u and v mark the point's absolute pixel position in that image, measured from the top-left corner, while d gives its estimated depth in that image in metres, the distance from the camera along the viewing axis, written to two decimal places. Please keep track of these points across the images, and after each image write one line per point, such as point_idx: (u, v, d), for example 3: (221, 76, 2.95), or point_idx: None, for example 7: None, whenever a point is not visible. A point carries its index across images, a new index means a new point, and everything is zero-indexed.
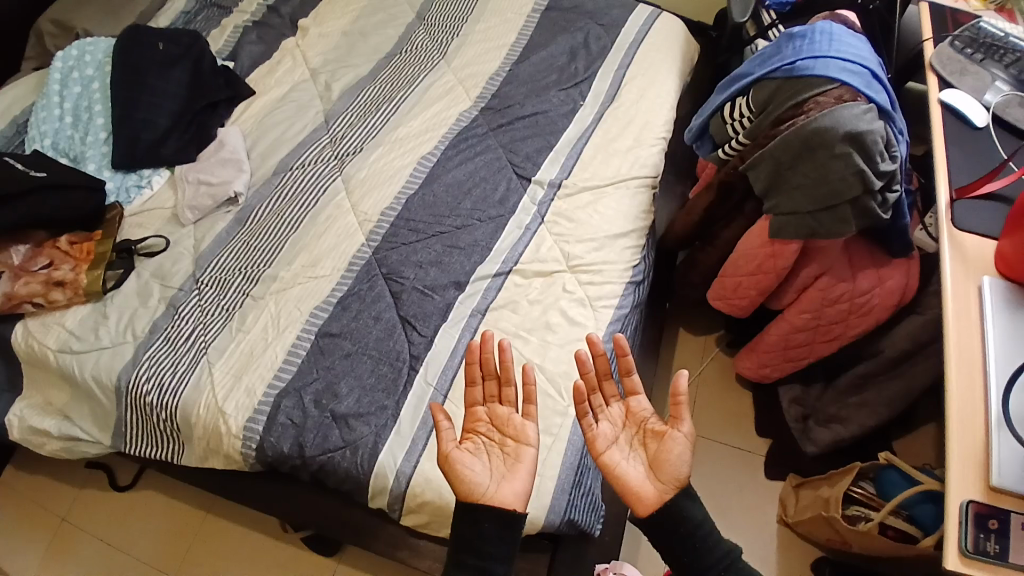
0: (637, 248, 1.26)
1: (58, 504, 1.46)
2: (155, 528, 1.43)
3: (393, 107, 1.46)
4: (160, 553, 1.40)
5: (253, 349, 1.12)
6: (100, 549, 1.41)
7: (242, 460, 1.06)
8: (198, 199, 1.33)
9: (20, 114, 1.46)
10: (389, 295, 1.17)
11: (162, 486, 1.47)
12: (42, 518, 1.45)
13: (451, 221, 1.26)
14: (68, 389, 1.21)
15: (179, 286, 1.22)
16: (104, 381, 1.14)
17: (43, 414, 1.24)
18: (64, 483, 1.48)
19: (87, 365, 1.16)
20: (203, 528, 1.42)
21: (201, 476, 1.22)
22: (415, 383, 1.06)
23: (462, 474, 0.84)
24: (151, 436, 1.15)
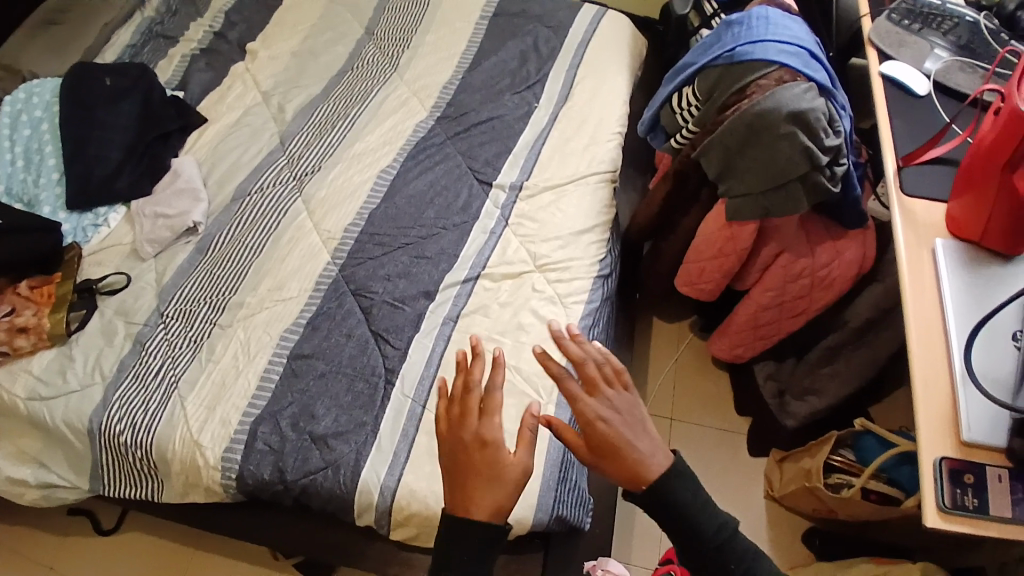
0: (602, 242, 1.28)
1: (39, 557, 1.42)
2: (144, 570, 1.39)
3: (348, 123, 1.46)
4: None
5: (225, 378, 1.10)
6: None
7: (223, 492, 1.04)
8: (157, 231, 1.30)
9: None
10: (360, 310, 1.16)
11: (148, 527, 1.44)
12: (22, 572, 1.40)
13: (416, 232, 1.26)
14: (42, 436, 1.17)
15: (144, 321, 1.20)
16: (74, 425, 1.11)
17: (17, 463, 1.19)
18: (44, 533, 1.44)
19: (56, 410, 1.13)
20: (193, 565, 1.39)
21: (184, 512, 1.20)
22: (393, 397, 1.06)
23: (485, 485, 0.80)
24: (128, 476, 1.13)
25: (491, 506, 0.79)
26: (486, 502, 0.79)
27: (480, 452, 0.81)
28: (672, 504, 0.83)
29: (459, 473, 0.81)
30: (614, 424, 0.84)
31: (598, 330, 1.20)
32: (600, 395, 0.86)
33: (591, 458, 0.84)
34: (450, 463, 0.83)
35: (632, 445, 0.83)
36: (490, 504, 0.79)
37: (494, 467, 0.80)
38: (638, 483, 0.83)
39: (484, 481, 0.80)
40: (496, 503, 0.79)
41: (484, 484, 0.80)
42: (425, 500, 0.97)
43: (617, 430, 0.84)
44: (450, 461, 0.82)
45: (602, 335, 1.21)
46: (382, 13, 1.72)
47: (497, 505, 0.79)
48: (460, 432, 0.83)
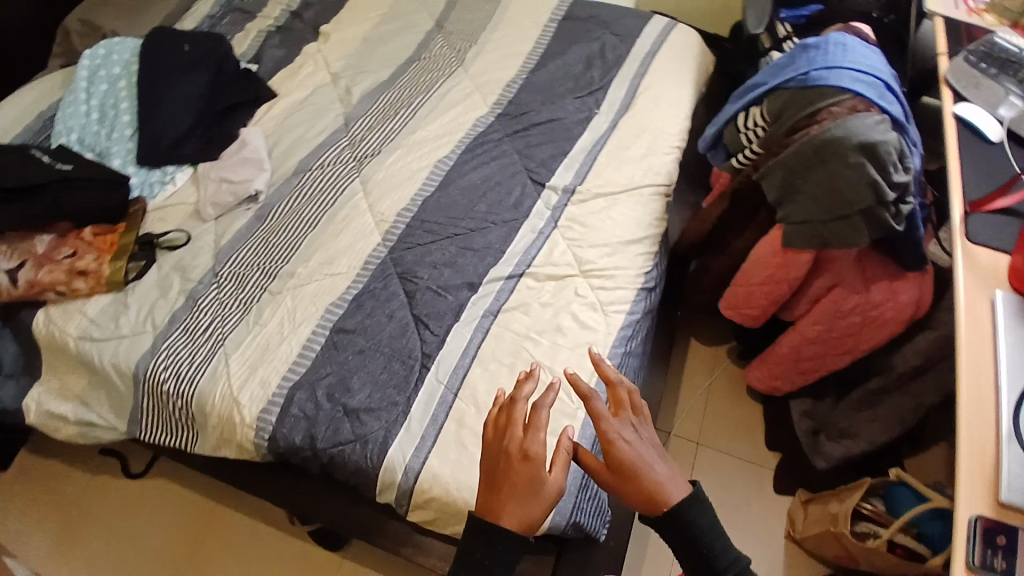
0: (649, 255, 1.27)
1: (70, 491, 1.49)
2: (165, 516, 1.45)
3: (411, 111, 1.49)
4: (169, 544, 1.42)
5: (270, 342, 1.14)
6: (111, 534, 1.44)
7: (255, 450, 1.08)
8: (220, 195, 1.36)
9: (47, 109, 1.49)
10: (403, 293, 1.19)
11: (173, 476, 1.50)
12: (54, 504, 1.48)
13: (466, 223, 1.28)
14: (88, 376, 1.24)
15: (199, 279, 1.25)
16: (122, 368, 1.17)
17: (61, 399, 1.27)
18: (78, 469, 1.52)
19: (107, 352, 1.19)
20: (211, 519, 1.45)
21: (213, 465, 1.25)
22: (427, 380, 1.07)
23: (518, 498, 0.81)
24: (167, 424, 1.18)
25: (520, 518, 0.80)
26: (515, 512, 0.80)
27: (520, 464, 0.82)
28: (693, 526, 0.82)
29: (496, 481, 0.82)
30: (633, 447, 0.86)
31: (637, 342, 1.19)
32: (619, 420, 0.88)
33: (610, 479, 0.85)
34: (489, 468, 0.85)
35: (648, 469, 0.84)
36: (518, 515, 0.80)
37: (533, 481, 0.81)
38: (655, 508, 0.83)
39: (518, 492, 0.81)
40: (523, 515, 0.80)
41: (516, 495, 0.81)
42: (445, 488, 0.98)
43: (635, 454, 0.85)
44: (490, 468, 0.84)
45: (640, 348, 1.20)
46: (454, 7, 1.75)
47: (524, 518, 0.80)
48: (504, 442, 0.85)
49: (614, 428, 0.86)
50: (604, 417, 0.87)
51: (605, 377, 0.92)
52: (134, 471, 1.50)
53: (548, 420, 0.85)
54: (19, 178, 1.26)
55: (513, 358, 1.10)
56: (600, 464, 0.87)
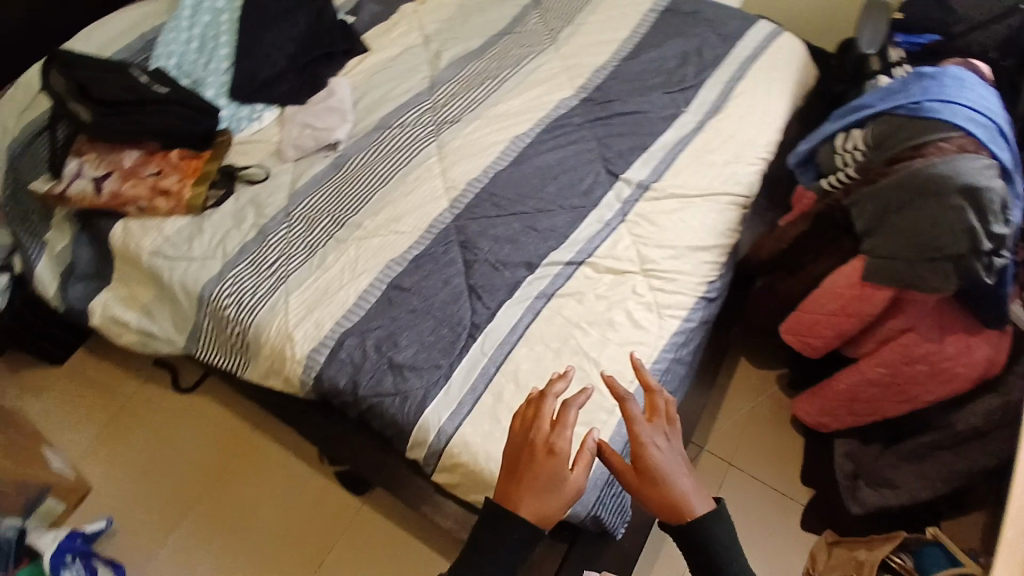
0: (715, 265, 1.23)
1: (124, 392, 1.60)
2: (205, 431, 1.54)
3: (497, 83, 1.49)
4: (205, 456, 1.51)
5: (329, 286, 1.18)
6: (155, 436, 1.54)
7: (300, 385, 1.13)
8: (302, 139, 1.41)
9: (149, 31, 1.55)
10: (462, 261, 1.20)
11: (217, 395, 1.59)
12: (107, 401, 1.59)
13: (533, 203, 1.28)
14: (156, 290, 1.31)
15: (271, 216, 1.30)
16: (190, 287, 1.24)
17: (126, 306, 1.36)
18: (135, 372, 1.63)
19: (177, 271, 1.26)
20: (247, 442, 1.52)
21: (256, 392, 1.31)
22: (471, 349, 1.09)
23: (538, 491, 0.81)
24: (223, 347, 1.24)
25: (536, 510, 0.80)
26: (533, 504, 0.80)
27: (543, 457, 0.82)
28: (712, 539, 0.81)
29: (517, 470, 0.82)
30: (663, 455, 0.84)
31: (688, 350, 1.16)
32: (652, 427, 0.86)
33: (636, 484, 0.84)
34: (511, 457, 0.85)
35: (674, 477, 0.83)
36: (536, 507, 0.80)
37: (554, 476, 0.81)
38: (677, 517, 0.82)
39: (538, 485, 0.81)
40: (540, 508, 0.80)
41: (535, 487, 0.81)
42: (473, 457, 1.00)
43: (665, 462, 0.84)
44: (512, 457, 0.84)
45: (690, 357, 1.18)
46: None
47: (540, 510, 0.80)
48: (529, 433, 0.85)
49: (648, 433, 0.85)
50: (637, 421, 0.86)
51: (643, 383, 0.91)
52: (182, 383, 1.60)
53: (576, 418, 0.85)
54: (111, 94, 1.36)
55: (559, 343, 1.09)
56: (626, 467, 0.86)
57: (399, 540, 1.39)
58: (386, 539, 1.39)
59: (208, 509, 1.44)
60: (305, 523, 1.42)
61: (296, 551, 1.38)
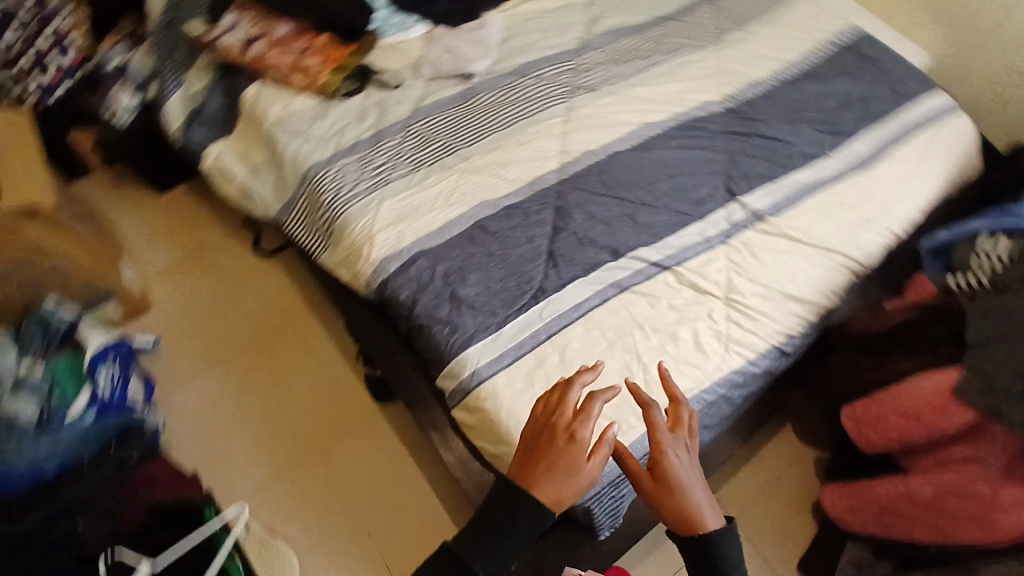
0: (801, 319, 1.17)
1: (209, 237, 1.73)
2: (263, 297, 1.64)
3: (644, 66, 1.44)
4: (259, 316, 1.61)
5: (421, 205, 1.21)
6: (219, 287, 1.65)
7: (365, 285, 1.17)
8: (441, 62, 1.43)
9: None
10: (551, 226, 1.19)
11: (286, 267, 1.69)
12: (193, 240, 1.73)
13: (640, 194, 1.24)
14: (268, 155, 1.39)
15: (391, 123, 1.34)
16: (299, 162, 1.31)
17: (237, 161, 1.45)
18: (220, 228, 1.75)
19: (292, 144, 1.33)
20: (295, 321, 1.61)
21: (323, 277, 1.38)
22: (529, 310, 1.09)
23: (555, 475, 0.81)
24: (309, 226, 1.31)
25: (551, 493, 0.80)
26: (548, 487, 0.80)
27: (563, 443, 0.82)
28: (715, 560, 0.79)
29: (535, 452, 0.82)
30: (682, 466, 0.83)
31: (741, 394, 1.11)
32: (674, 436, 0.85)
33: (652, 490, 0.82)
34: (530, 439, 0.85)
35: (687, 486, 0.82)
36: (551, 491, 0.80)
37: (571, 464, 0.81)
38: (690, 528, 0.80)
39: (556, 470, 0.80)
40: (554, 496, 0.80)
41: (551, 471, 0.81)
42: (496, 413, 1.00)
43: (682, 472, 0.82)
44: (531, 439, 0.84)
45: (740, 401, 1.13)
46: None
47: (558, 495, 0.80)
48: (551, 418, 0.85)
49: (669, 442, 0.83)
50: (660, 429, 0.84)
51: (668, 394, 0.89)
52: (257, 249, 1.70)
53: (599, 412, 0.84)
54: None
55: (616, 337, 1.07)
56: (643, 472, 0.84)
57: (403, 464, 1.42)
58: (388, 450, 1.43)
59: (244, 367, 1.53)
60: (325, 414, 1.47)
61: (309, 434, 1.44)
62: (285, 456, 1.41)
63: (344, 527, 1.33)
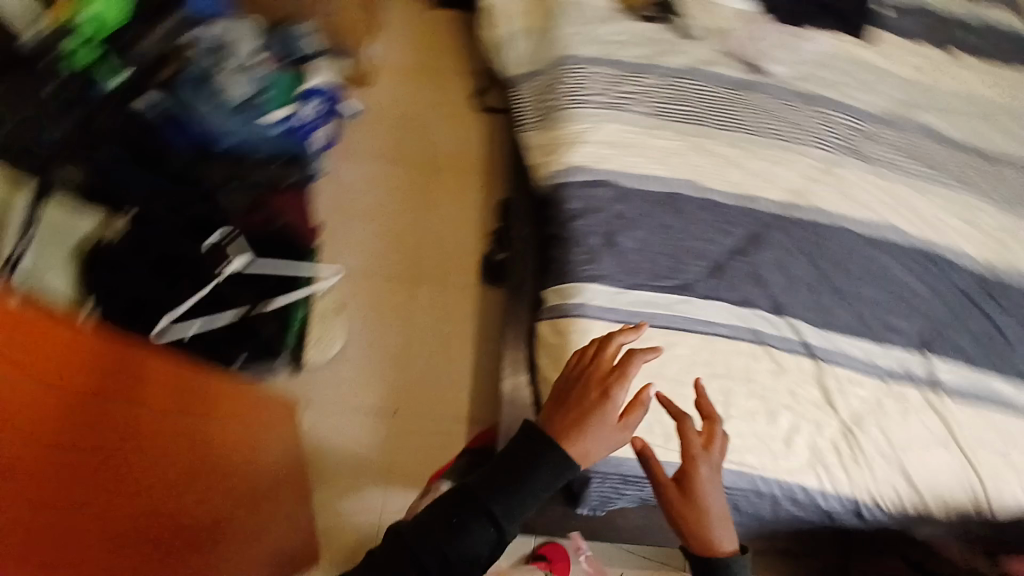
0: (912, 507, 0.94)
1: (441, 50, 1.66)
2: (450, 141, 1.51)
3: (939, 171, 1.20)
4: (437, 141, 1.52)
5: (641, 143, 1.06)
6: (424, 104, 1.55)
7: (540, 176, 1.07)
8: (741, 44, 1.27)
9: None
10: (738, 242, 1.04)
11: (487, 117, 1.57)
12: (428, 45, 1.67)
13: (842, 279, 1.05)
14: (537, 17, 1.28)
15: (668, 61, 1.17)
16: (562, 34, 1.18)
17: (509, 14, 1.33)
18: (456, 55, 1.65)
19: (570, 21, 1.19)
20: (463, 180, 1.44)
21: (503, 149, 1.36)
22: (661, 291, 0.97)
23: (589, 429, 0.75)
24: (525, 94, 1.20)
25: (580, 448, 0.74)
26: (579, 440, 0.74)
27: (597, 395, 0.76)
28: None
29: (566, 403, 0.77)
30: (711, 484, 0.80)
31: (789, 512, 0.96)
32: (709, 453, 0.81)
33: (676, 501, 0.80)
34: (562, 388, 0.79)
35: (708, 501, 0.79)
36: (580, 444, 0.74)
37: (603, 419, 0.75)
38: (706, 548, 0.78)
39: (587, 423, 0.75)
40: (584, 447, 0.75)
41: (583, 425, 0.75)
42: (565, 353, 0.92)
43: (710, 490, 0.79)
44: (563, 389, 0.79)
45: (780, 516, 0.96)
46: None
47: (587, 449, 0.75)
48: (586, 368, 0.79)
49: (702, 457, 0.80)
50: (693, 442, 0.80)
51: (703, 408, 0.83)
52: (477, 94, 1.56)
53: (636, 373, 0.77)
54: None
55: (723, 372, 0.94)
56: (668, 481, 0.81)
57: (461, 389, 1.25)
58: (457, 335, 1.30)
59: (397, 188, 1.44)
60: (432, 284, 1.34)
61: (407, 292, 1.33)
62: (376, 298, 1.33)
63: (378, 396, 1.23)
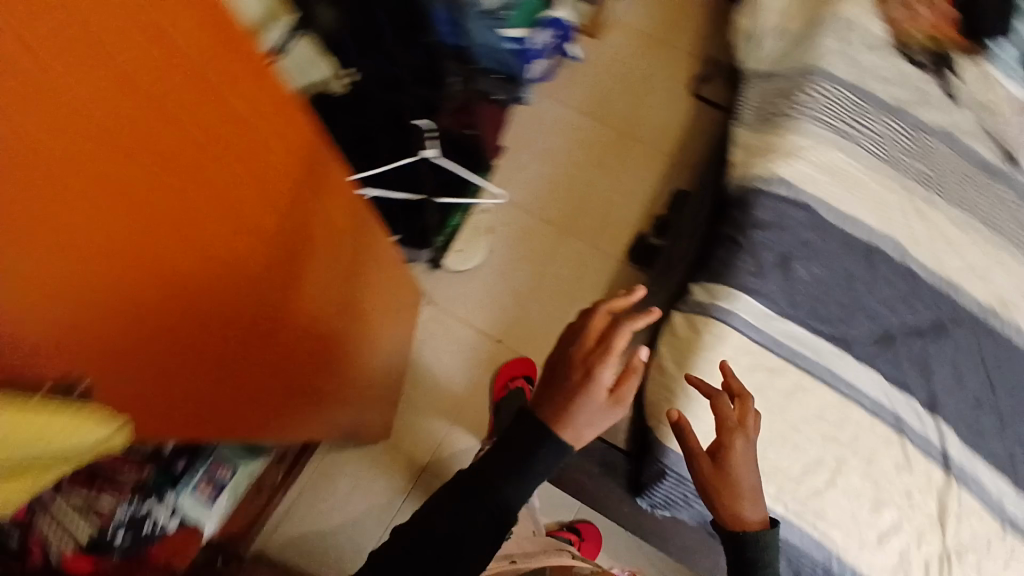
0: None
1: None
2: (659, 116, 1.30)
3: None
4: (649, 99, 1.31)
5: (856, 184, 0.98)
6: (651, 68, 1.31)
7: (737, 175, 1.02)
8: (1006, 132, 1.08)
9: None
10: (915, 323, 0.94)
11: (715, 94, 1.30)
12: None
13: (1009, 409, 0.93)
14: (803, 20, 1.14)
15: (914, 114, 1.05)
16: (822, 45, 1.06)
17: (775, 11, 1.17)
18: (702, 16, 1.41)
19: (834, 33, 1.07)
20: (649, 167, 1.27)
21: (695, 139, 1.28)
22: (815, 336, 0.91)
23: (575, 415, 0.64)
24: (751, 94, 1.13)
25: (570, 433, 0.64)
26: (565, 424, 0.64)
27: (581, 373, 0.64)
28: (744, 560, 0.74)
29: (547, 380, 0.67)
30: (744, 453, 0.75)
31: None
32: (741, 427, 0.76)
33: (704, 472, 0.75)
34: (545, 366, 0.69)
35: (739, 478, 0.74)
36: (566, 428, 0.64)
37: (587, 400, 0.63)
38: (730, 518, 0.75)
39: (569, 405, 0.64)
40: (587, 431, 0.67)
41: (563, 410, 0.64)
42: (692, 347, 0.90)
43: (740, 460, 0.74)
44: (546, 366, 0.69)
45: None
46: None
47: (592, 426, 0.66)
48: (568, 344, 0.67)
49: (732, 428, 0.75)
50: (721, 413, 0.75)
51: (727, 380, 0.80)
52: (710, 74, 1.32)
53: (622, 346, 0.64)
54: None
55: (845, 442, 0.87)
56: (700, 449, 0.76)
57: None
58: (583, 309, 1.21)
59: (580, 146, 1.27)
60: (577, 252, 1.24)
61: (550, 251, 1.25)
62: (524, 238, 1.26)
63: (489, 321, 1.22)
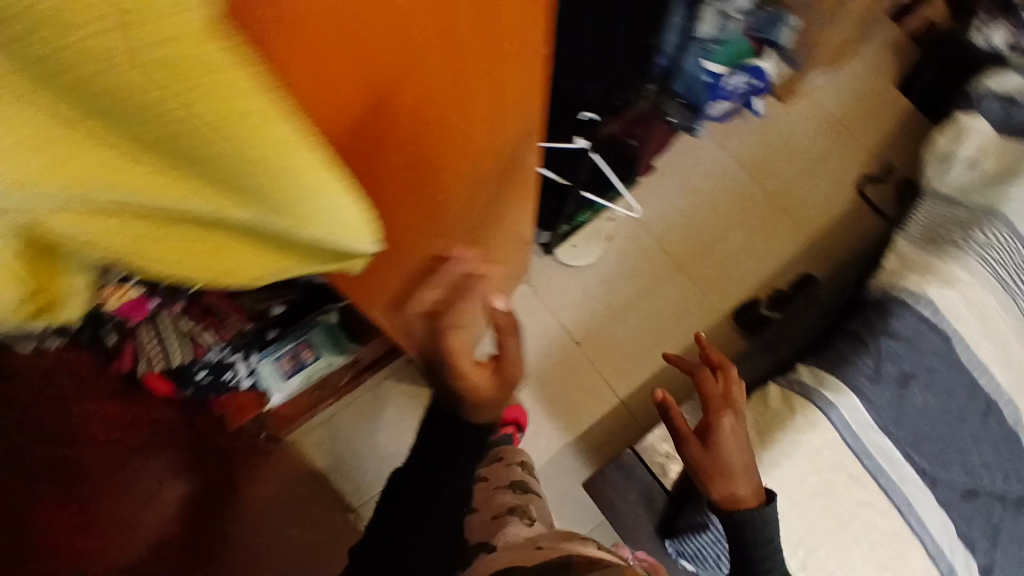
0: None
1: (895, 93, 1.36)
2: (816, 197, 1.28)
3: None
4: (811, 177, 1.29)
5: (995, 335, 0.99)
6: (823, 149, 1.30)
7: (884, 280, 1.02)
8: None
9: None
10: (999, 488, 0.95)
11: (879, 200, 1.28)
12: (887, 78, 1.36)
13: None
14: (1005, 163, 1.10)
15: None
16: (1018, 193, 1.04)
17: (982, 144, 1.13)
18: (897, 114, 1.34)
19: None
20: (789, 240, 1.26)
21: (840, 232, 1.27)
22: (904, 461, 0.91)
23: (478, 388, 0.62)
24: (924, 208, 1.11)
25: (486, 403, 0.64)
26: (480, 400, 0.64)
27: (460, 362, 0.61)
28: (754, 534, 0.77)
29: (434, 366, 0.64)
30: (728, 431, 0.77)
31: None
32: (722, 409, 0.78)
33: (695, 452, 0.78)
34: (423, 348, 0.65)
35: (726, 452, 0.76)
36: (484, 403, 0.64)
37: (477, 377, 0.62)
38: (723, 497, 0.77)
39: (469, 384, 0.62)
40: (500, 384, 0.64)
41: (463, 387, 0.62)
42: (780, 422, 0.91)
43: (728, 438, 0.77)
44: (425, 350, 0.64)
45: None
46: None
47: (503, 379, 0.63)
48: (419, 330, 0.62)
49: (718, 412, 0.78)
50: (710, 394, 0.79)
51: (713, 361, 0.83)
52: (884, 175, 1.29)
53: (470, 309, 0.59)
54: None
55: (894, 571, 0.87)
56: (689, 432, 0.79)
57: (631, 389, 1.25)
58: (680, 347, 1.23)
59: (727, 195, 1.27)
60: (683, 294, 1.25)
61: (657, 283, 1.26)
62: (646, 260, 1.27)
63: (576, 321, 1.26)
